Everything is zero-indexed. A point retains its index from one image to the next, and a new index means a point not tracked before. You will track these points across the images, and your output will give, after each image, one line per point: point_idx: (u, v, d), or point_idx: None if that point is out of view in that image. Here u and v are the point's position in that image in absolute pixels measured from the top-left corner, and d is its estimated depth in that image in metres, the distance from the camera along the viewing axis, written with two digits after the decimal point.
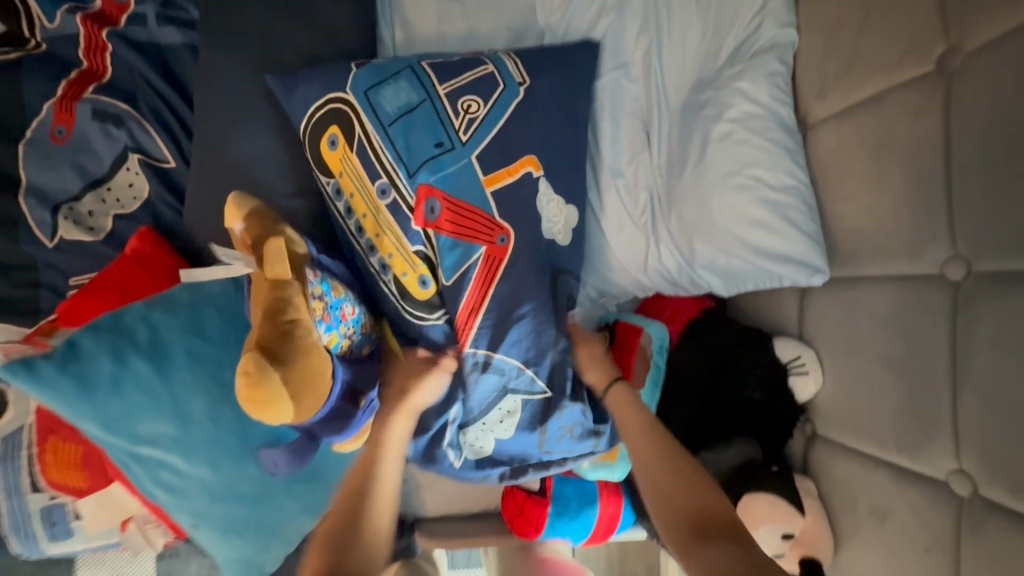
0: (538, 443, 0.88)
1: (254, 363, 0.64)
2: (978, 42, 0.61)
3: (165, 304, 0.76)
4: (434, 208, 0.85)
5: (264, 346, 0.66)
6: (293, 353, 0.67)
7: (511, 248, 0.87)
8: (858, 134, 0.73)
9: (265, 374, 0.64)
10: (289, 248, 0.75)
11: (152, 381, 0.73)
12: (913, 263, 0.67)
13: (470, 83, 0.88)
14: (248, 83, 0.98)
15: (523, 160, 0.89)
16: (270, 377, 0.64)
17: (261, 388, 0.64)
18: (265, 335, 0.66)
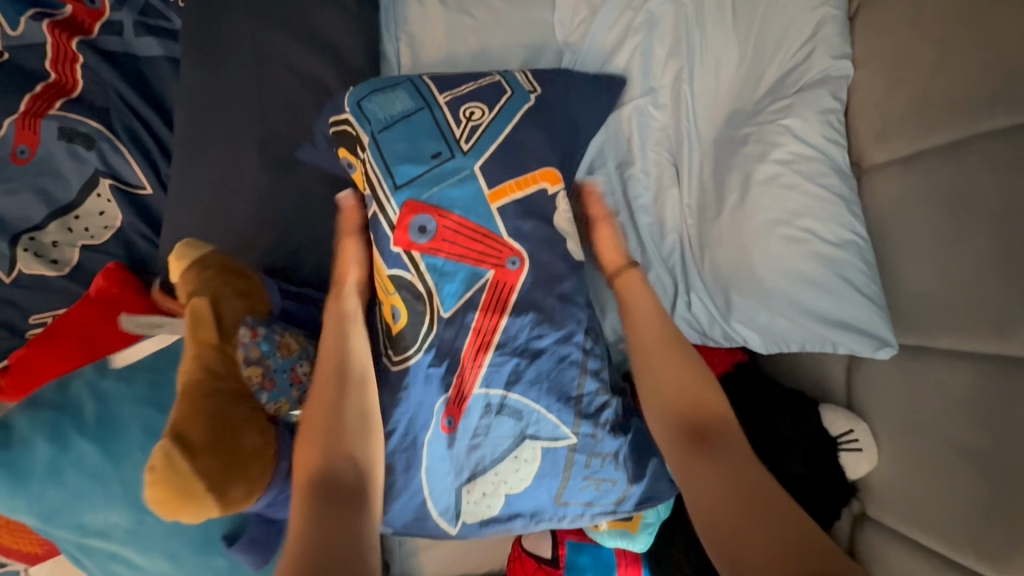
0: (556, 495, 0.77)
1: (160, 454, 0.55)
2: None
3: (122, 368, 0.65)
4: (424, 226, 0.73)
5: (175, 431, 0.58)
6: (206, 438, 0.59)
7: (524, 273, 0.76)
8: (929, 186, 0.65)
9: (173, 467, 0.56)
10: (220, 309, 0.67)
11: (99, 466, 0.61)
12: (999, 340, 0.58)
13: (475, 90, 0.79)
14: (236, 103, 0.88)
15: (539, 172, 0.78)
16: (178, 471, 0.56)
17: (165, 486, 0.55)
18: (174, 420, 0.58)
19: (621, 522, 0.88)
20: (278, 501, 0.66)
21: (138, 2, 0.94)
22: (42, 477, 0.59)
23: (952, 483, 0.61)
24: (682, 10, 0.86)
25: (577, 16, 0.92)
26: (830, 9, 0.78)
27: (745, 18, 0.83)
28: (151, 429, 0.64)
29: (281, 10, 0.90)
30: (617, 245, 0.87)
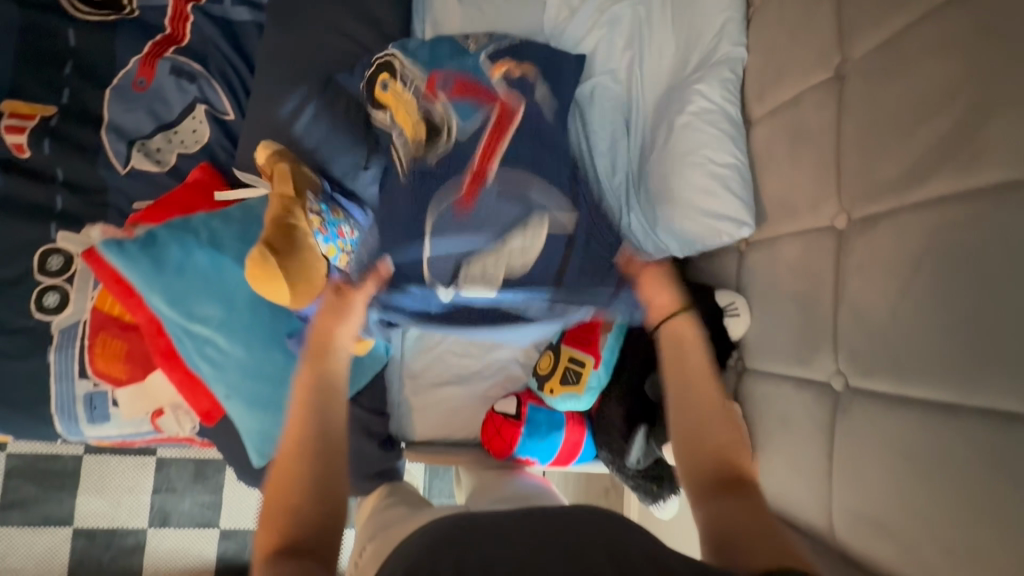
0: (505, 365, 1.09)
1: (257, 252, 0.86)
2: (860, 52, 0.81)
3: (223, 215, 0.94)
4: (444, 83, 0.88)
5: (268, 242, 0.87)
6: (287, 248, 0.88)
7: (520, 110, 0.87)
8: (783, 125, 0.95)
9: (264, 258, 0.86)
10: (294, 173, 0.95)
11: (207, 270, 0.89)
12: (813, 217, 0.86)
13: (502, 50, 0.92)
14: (302, 55, 1.19)
15: (504, 61, 0.90)
16: (268, 263, 0.85)
17: (261, 267, 0.86)
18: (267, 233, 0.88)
19: (569, 387, 1.14)
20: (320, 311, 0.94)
21: None
22: (172, 269, 0.88)
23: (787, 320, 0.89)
24: (636, 12, 1.18)
25: (560, 13, 1.21)
26: (732, 11, 1.10)
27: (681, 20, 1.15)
28: (242, 254, 0.92)
29: None
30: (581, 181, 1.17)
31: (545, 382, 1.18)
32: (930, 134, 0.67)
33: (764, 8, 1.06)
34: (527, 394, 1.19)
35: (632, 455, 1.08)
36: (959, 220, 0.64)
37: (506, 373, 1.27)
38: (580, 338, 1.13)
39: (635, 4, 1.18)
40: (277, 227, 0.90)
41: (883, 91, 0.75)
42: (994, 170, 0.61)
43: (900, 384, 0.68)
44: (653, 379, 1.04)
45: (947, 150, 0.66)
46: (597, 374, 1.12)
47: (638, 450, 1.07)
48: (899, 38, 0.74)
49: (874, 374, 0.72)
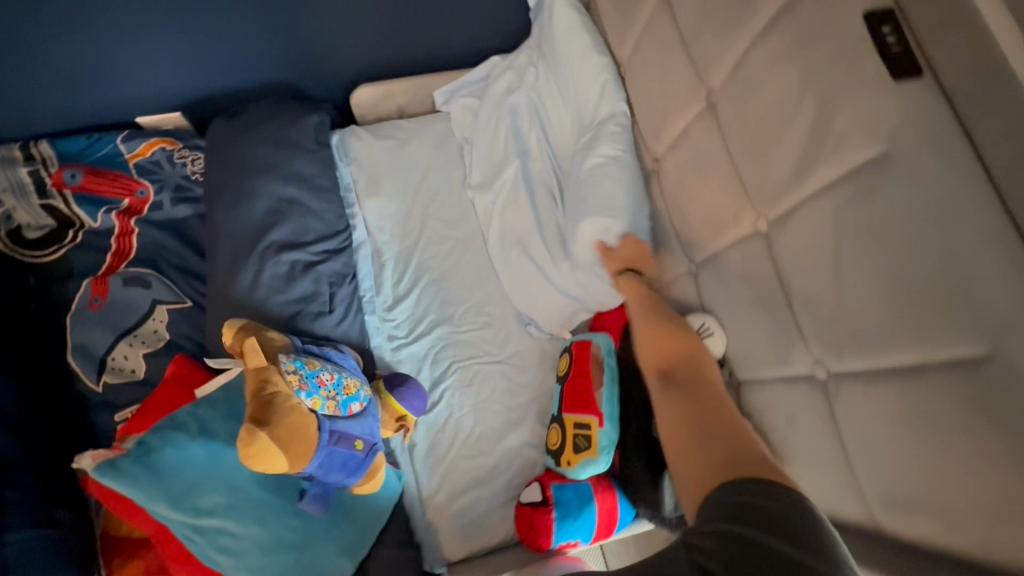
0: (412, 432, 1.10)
1: (246, 431, 0.84)
2: (719, 80, 0.91)
3: (206, 401, 0.95)
4: None
5: (253, 416, 0.87)
6: (268, 417, 0.87)
7: None
8: (683, 158, 1.03)
9: (254, 437, 0.84)
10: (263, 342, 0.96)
11: (202, 461, 0.89)
12: (738, 227, 0.91)
13: None
14: (245, 226, 1.28)
15: None
16: (256, 439, 0.84)
17: (252, 447, 0.84)
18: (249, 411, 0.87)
19: (584, 453, 1.13)
20: (325, 464, 0.93)
21: (171, 184, 1.37)
22: (169, 471, 0.87)
23: (757, 329, 0.91)
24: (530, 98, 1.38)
25: (466, 120, 1.48)
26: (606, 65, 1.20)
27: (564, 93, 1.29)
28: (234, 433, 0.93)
29: (264, 160, 1.33)
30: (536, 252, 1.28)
31: (559, 457, 1.17)
32: (801, 129, 0.74)
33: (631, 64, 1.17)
34: (549, 475, 1.17)
35: (668, 502, 1.07)
36: (852, 195, 0.69)
37: (522, 459, 1.26)
38: (578, 401, 1.16)
39: (528, 92, 1.39)
40: (255, 400, 0.88)
41: (747, 109, 0.84)
42: (862, 149, 0.67)
43: (869, 357, 0.69)
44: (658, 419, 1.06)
45: (817, 142, 0.73)
46: (605, 433, 1.13)
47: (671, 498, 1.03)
48: (741, 64, 0.85)
49: (846, 353, 0.73)
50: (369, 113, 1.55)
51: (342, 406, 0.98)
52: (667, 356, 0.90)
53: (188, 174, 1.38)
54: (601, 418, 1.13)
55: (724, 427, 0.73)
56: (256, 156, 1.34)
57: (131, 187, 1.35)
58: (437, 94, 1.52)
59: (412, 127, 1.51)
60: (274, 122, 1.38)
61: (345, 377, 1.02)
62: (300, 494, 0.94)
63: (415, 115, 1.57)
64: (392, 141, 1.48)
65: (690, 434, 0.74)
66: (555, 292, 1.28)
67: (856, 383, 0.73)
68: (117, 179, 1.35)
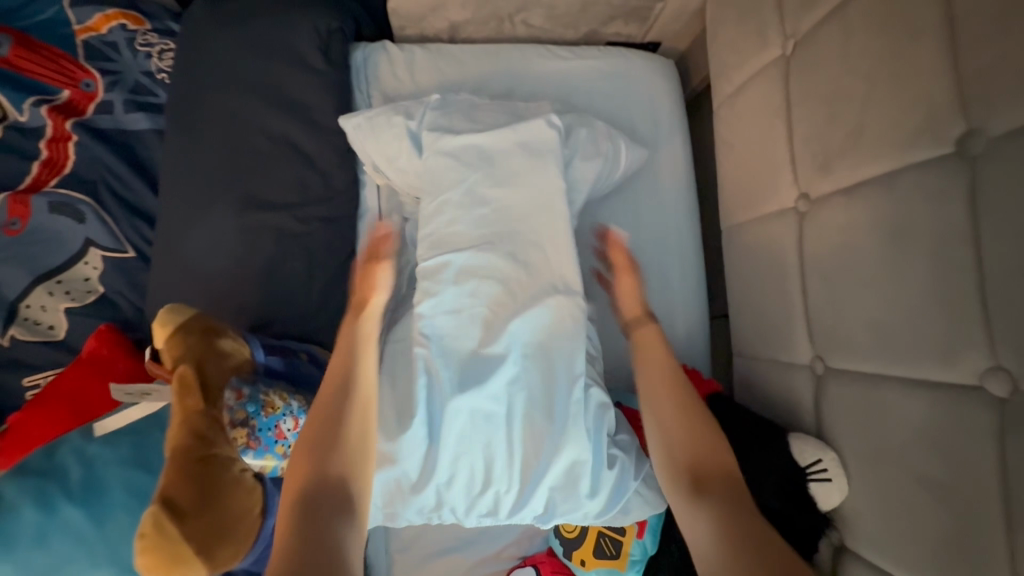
0: None
1: (149, 521, 0.56)
2: (1006, 122, 0.53)
3: (105, 432, 0.68)
4: None
5: (166, 496, 0.58)
6: (192, 501, 0.59)
7: None
8: (868, 216, 0.66)
9: (162, 534, 0.55)
10: (206, 371, 0.67)
11: (81, 529, 0.62)
12: (945, 368, 0.57)
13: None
14: (216, 166, 0.95)
15: None
16: (166, 537, 0.56)
17: (155, 551, 0.55)
18: (164, 484, 0.58)
19: (607, 561, 0.87)
20: (262, 558, 0.70)
21: (128, 81, 1.01)
22: (26, 543, 0.60)
23: (918, 517, 0.60)
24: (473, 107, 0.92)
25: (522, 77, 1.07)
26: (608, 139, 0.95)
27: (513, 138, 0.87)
28: (134, 489, 0.66)
29: (258, 77, 0.98)
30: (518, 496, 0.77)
31: (571, 550, 0.90)
32: None
33: (811, 43, 0.75)
34: (549, 568, 0.94)
35: None
36: None
37: (520, 528, 1.00)
38: None
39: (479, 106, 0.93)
40: (179, 467, 0.60)
41: None
42: None
43: None
44: None
45: None
46: (640, 543, 0.86)
47: None
48: None
49: None
50: (410, 26, 1.13)
51: None
52: (699, 454, 0.72)
53: (153, 71, 1.02)
54: (641, 524, 0.86)
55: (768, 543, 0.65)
56: (245, 67, 0.98)
57: (74, 75, 1.00)
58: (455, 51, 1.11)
59: (464, 60, 1.09)
60: (277, 21, 1.00)
61: None
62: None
63: (470, 41, 1.14)
64: (432, 71, 1.07)
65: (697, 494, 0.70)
66: None
67: None
68: (57, 59, 0.99)
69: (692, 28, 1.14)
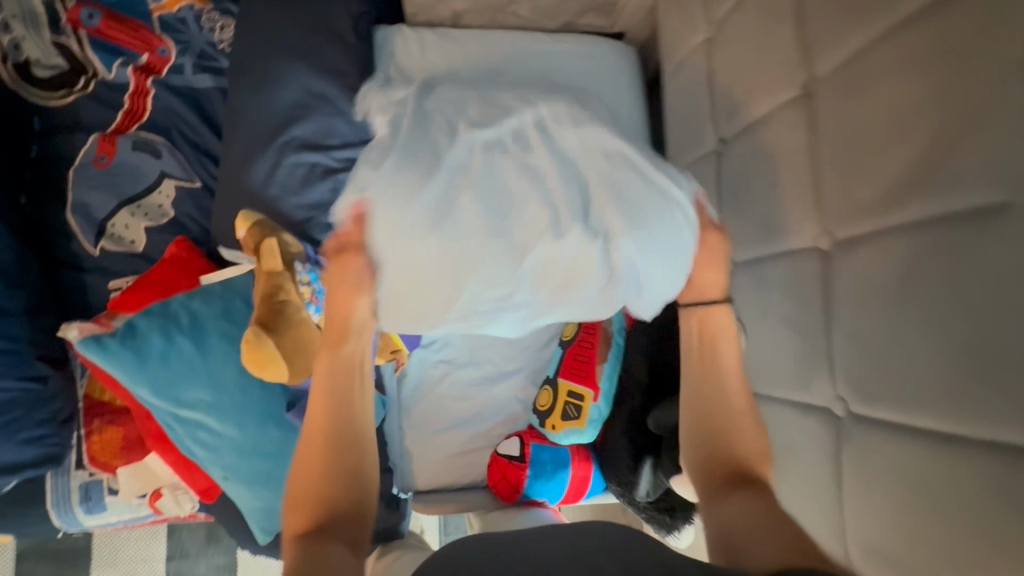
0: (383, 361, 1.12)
1: (252, 333, 0.82)
2: (826, 69, 0.80)
3: (203, 294, 0.93)
4: None
5: (262, 322, 0.83)
6: (277, 325, 0.84)
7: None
8: (757, 144, 0.93)
9: (260, 341, 0.82)
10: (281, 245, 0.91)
11: (191, 355, 0.88)
12: (798, 238, 0.84)
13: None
14: (269, 115, 1.19)
15: None
16: (263, 344, 0.82)
17: (257, 351, 0.81)
18: (259, 313, 0.84)
19: (572, 422, 1.12)
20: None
21: (196, 49, 1.25)
22: (155, 359, 0.86)
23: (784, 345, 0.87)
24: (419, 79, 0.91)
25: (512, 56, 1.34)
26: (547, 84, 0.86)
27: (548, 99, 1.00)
28: (226, 333, 0.91)
29: (302, 47, 1.23)
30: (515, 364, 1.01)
31: (545, 418, 1.16)
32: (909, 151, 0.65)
33: (723, 26, 1.03)
34: (528, 435, 1.17)
35: (641, 489, 1.05)
36: (945, 242, 0.61)
37: (506, 412, 1.26)
38: (578, 371, 1.12)
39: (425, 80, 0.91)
40: (267, 305, 0.85)
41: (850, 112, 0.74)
42: (970, 197, 0.58)
43: (904, 414, 0.66)
44: (654, 414, 1.02)
45: (923, 168, 0.63)
46: (598, 407, 1.12)
47: (647, 482, 1.04)
48: (859, 57, 0.74)
49: (878, 401, 0.70)
50: (421, 13, 1.39)
51: None
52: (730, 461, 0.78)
53: (216, 42, 1.26)
54: (596, 392, 1.12)
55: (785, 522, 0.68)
56: (292, 39, 1.23)
57: (152, 43, 1.23)
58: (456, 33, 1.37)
59: (465, 41, 1.36)
60: (318, 4, 1.25)
61: None
62: (288, 405, 0.93)
63: (470, 27, 1.41)
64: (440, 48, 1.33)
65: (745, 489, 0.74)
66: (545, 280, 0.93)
67: (877, 434, 0.70)
68: (138, 30, 1.23)
69: (649, 21, 1.42)
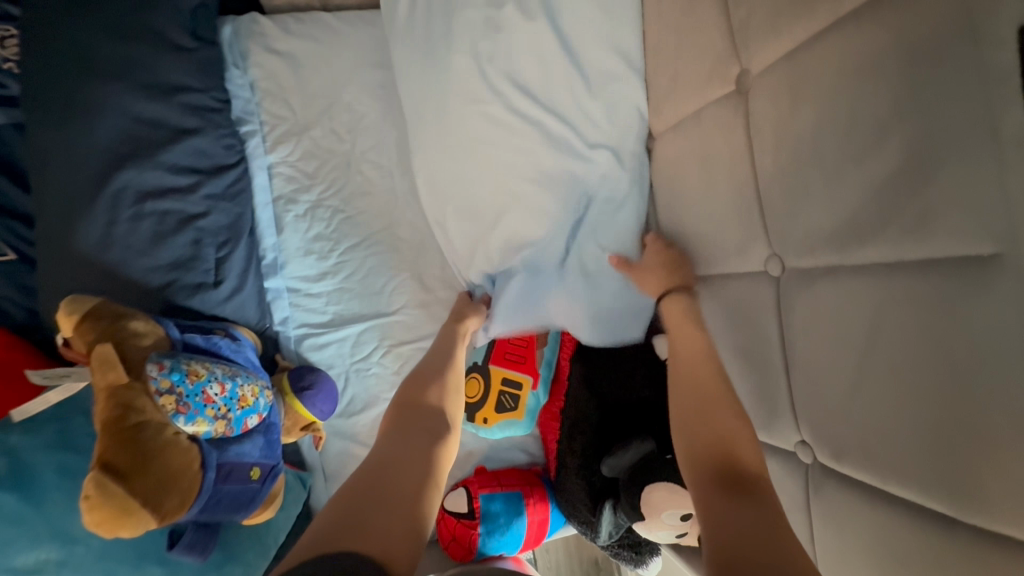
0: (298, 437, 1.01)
1: (92, 483, 0.62)
2: (762, 63, 0.67)
3: (24, 424, 0.71)
4: None
5: (104, 462, 0.64)
6: (132, 463, 0.65)
7: None
8: (688, 147, 0.80)
9: (106, 492, 0.62)
10: (124, 348, 0.71)
11: (18, 511, 0.67)
12: (745, 262, 0.74)
13: None
14: (85, 156, 0.92)
15: None
16: (111, 496, 0.62)
17: (103, 507, 0.62)
18: (103, 451, 0.64)
19: (508, 413, 1.02)
20: (209, 507, 0.75)
21: None
22: None
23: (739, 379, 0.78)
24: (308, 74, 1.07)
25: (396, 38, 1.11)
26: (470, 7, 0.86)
27: (560, 29, 0.84)
28: (65, 468, 0.71)
29: (117, 60, 0.95)
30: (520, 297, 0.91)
31: (474, 411, 1.03)
32: (870, 178, 0.54)
33: None
34: (476, 485, 1.05)
35: (603, 531, 0.96)
36: (920, 294, 0.52)
37: None
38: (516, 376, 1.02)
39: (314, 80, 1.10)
40: (113, 435, 0.66)
41: (795, 121, 0.62)
42: (951, 239, 0.49)
43: (877, 478, 0.58)
44: (606, 458, 0.92)
45: (890, 204, 0.53)
46: (535, 395, 1.04)
47: (609, 525, 0.95)
48: (801, 50, 0.61)
49: (847, 458, 0.62)
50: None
51: (235, 426, 0.78)
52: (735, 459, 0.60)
53: None
54: (536, 378, 1.04)
55: (784, 541, 0.49)
56: (101, 49, 0.94)
57: None
58: (323, 19, 1.12)
59: (338, 29, 1.12)
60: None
61: (241, 386, 0.79)
62: (169, 540, 0.75)
63: (342, 9, 1.16)
64: (307, 41, 1.10)
65: (742, 493, 0.55)
66: (521, 190, 0.88)
67: (848, 491, 0.63)
68: None
69: None
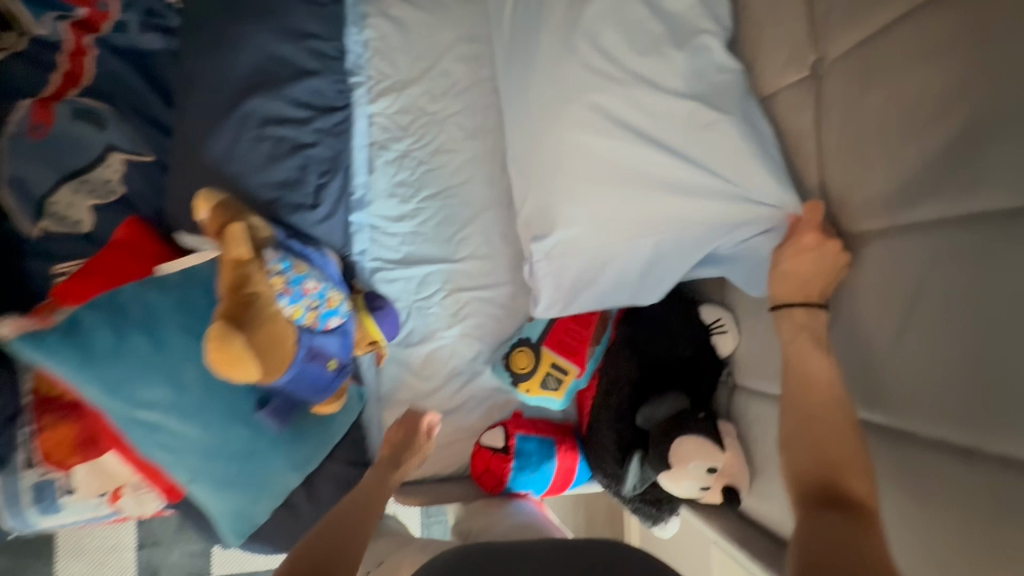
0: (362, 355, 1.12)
1: (217, 329, 0.73)
2: (837, 50, 0.74)
3: (157, 284, 0.84)
4: None
5: (226, 316, 0.75)
6: (248, 321, 0.76)
7: None
8: None
9: (226, 338, 0.73)
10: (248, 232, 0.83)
11: (147, 353, 0.81)
12: None
13: None
14: (225, 82, 1.07)
15: None
16: (231, 342, 0.73)
17: (223, 350, 0.73)
18: (226, 307, 0.76)
19: (549, 391, 1.11)
20: (296, 381, 0.86)
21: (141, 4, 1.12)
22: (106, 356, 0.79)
23: None
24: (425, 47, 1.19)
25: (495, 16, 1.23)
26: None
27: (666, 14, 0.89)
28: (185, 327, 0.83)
29: (262, 6, 1.10)
30: (591, 261, 0.92)
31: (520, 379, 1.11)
32: (927, 147, 0.61)
33: None
34: (514, 425, 1.13)
35: (628, 483, 1.01)
36: (963, 248, 0.58)
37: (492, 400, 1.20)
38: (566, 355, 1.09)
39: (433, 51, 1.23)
40: (234, 297, 0.77)
41: (864, 99, 0.69)
42: (997, 196, 0.55)
43: (904, 421, 0.64)
44: (641, 409, 0.98)
45: (944, 168, 0.60)
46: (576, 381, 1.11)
47: (633, 478, 1.00)
48: (877, 37, 0.68)
49: (878, 406, 0.67)
50: None
51: (322, 320, 0.89)
52: (826, 460, 0.60)
53: None
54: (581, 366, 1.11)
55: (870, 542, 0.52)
56: None
57: None
58: None
59: (446, 4, 1.25)
60: None
61: (330, 287, 0.91)
62: (257, 404, 0.87)
63: None
64: (417, 12, 1.24)
65: (831, 509, 0.56)
66: (607, 150, 0.88)
67: (875, 438, 0.68)
68: None
69: None
